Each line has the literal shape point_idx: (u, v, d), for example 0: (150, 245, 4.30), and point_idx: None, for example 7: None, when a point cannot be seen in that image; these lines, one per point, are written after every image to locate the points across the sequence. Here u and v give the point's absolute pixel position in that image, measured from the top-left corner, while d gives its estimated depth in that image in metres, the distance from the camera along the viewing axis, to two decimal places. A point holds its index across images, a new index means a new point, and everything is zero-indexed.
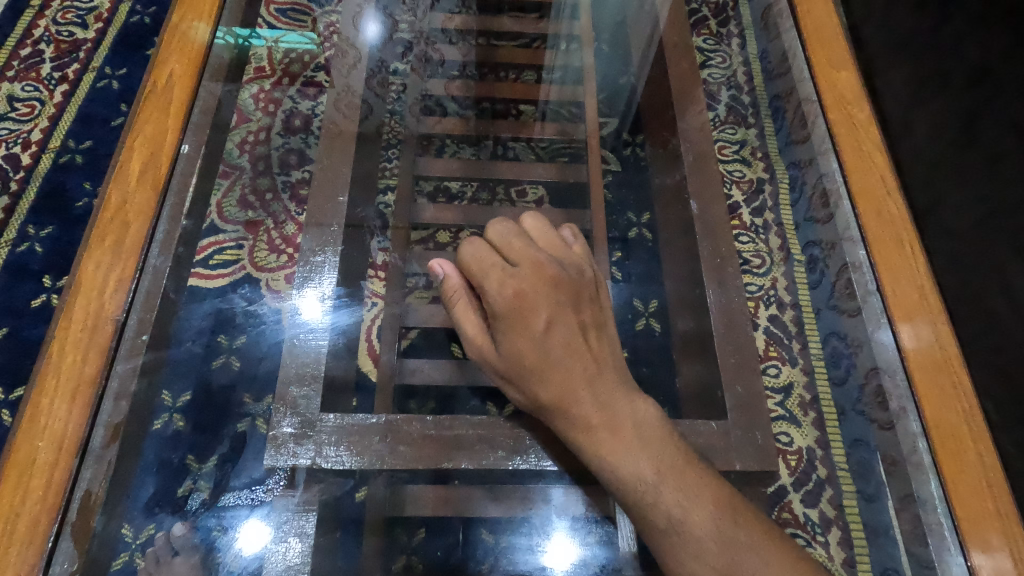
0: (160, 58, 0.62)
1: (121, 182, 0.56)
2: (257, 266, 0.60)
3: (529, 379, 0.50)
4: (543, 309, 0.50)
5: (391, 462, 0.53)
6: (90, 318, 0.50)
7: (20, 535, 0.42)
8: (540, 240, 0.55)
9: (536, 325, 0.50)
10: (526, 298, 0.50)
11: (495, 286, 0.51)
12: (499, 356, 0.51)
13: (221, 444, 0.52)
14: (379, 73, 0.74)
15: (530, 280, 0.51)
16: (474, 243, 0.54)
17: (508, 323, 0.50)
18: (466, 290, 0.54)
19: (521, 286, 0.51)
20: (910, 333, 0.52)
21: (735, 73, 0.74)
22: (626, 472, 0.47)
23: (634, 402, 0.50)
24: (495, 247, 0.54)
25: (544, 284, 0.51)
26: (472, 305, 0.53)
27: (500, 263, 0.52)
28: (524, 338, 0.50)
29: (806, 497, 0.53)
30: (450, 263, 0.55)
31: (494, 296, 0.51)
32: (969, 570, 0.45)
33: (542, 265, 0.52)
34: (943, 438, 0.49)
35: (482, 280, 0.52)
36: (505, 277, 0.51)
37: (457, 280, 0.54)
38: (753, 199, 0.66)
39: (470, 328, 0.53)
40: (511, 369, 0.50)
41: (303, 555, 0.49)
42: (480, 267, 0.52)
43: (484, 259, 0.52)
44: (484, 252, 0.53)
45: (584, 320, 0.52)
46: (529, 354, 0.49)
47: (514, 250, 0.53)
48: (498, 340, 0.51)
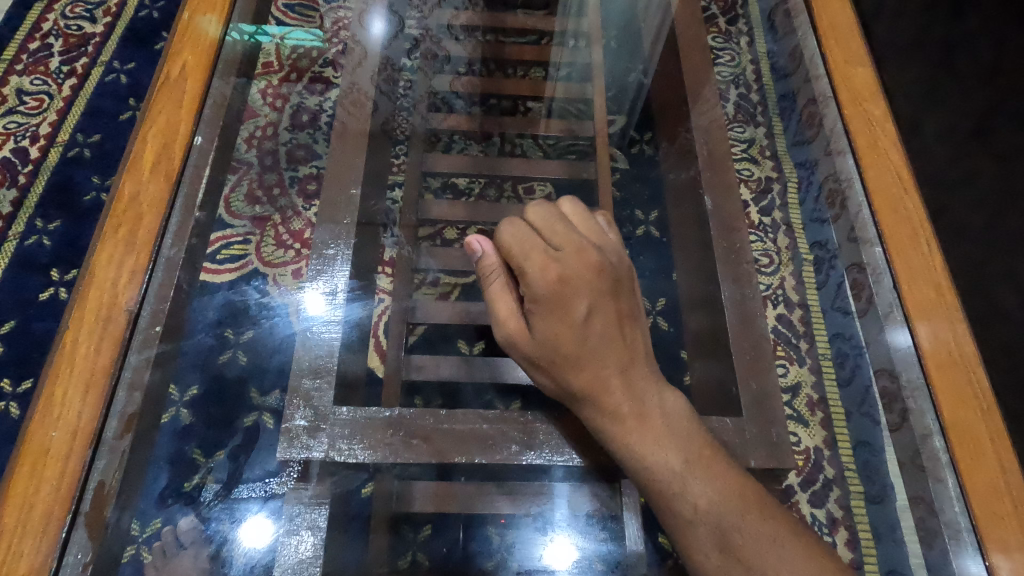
0: (172, 50, 0.63)
1: (134, 172, 0.56)
2: (265, 262, 0.60)
3: (563, 367, 0.49)
4: (585, 296, 0.50)
5: (405, 455, 0.51)
6: (105, 307, 0.50)
7: (34, 526, 0.43)
8: (578, 224, 0.55)
9: (577, 312, 0.49)
10: (568, 283, 0.49)
11: (537, 270, 0.50)
12: (533, 341, 0.50)
13: (234, 437, 0.52)
14: (387, 70, 0.73)
15: (574, 265, 0.50)
16: (514, 225, 0.53)
17: (549, 304, 0.49)
18: (503, 270, 0.53)
19: (564, 271, 0.50)
20: (927, 331, 0.52)
21: (744, 70, 0.73)
22: (653, 462, 0.47)
23: (664, 393, 0.50)
24: (539, 232, 0.53)
25: (585, 271, 0.50)
26: (509, 288, 0.52)
27: (543, 247, 0.51)
28: (562, 323, 0.49)
29: (813, 498, 0.56)
30: (487, 240, 0.55)
31: (535, 278, 0.50)
32: (987, 570, 0.44)
33: (585, 251, 0.51)
34: (960, 438, 0.48)
35: (523, 261, 0.51)
36: (547, 259, 0.50)
37: (494, 259, 0.53)
38: (761, 198, 0.65)
39: (503, 308, 0.52)
40: (545, 354, 0.49)
41: (315, 549, 0.49)
42: (521, 249, 0.51)
43: (525, 241, 0.52)
44: (526, 236, 0.52)
45: (621, 309, 0.51)
46: (566, 341, 0.49)
47: (556, 234, 0.53)
48: (534, 323, 0.50)
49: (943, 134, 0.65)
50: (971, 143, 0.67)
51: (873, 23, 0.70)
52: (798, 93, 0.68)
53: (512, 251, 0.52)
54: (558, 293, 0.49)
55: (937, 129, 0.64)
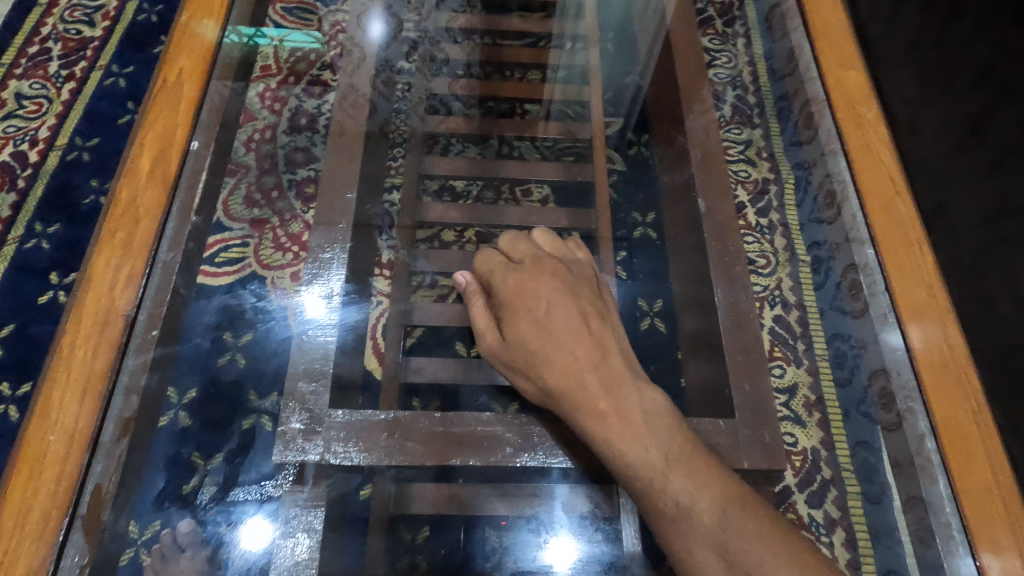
0: (170, 54, 0.63)
1: (131, 177, 0.56)
2: (263, 264, 0.61)
3: (536, 364, 0.51)
4: (544, 296, 0.54)
5: (398, 458, 0.52)
6: (102, 312, 0.50)
7: (32, 529, 0.43)
8: (546, 245, 0.60)
9: (538, 308, 0.53)
10: (527, 287, 0.54)
11: (500, 280, 0.56)
12: (506, 346, 0.53)
13: (230, 441, 0.53)
14: (385, 72, 0.74)
15: (530, 272, 0.55)
16: (486, 252, 0.59)
17: (511, 308, 0.54)
18: (481, 292, 0.57)
19: (522, 278, 0.55)
20: (919, 334, 0.52)
21: (741, 72, 0.73)
22: (634, 458, 0.48)
23: (641, 390, 0.51)
24: (505, 247, 0.59)
25: (545, 275, 0.55)
26: (484, 304, 0.56)
27: (504, 261, 0.57)
28: (527, 322, 0.53)
29: (812, 498, 0.58)
30: (470, 273, 0.60)
31: (500, 288, 0.55)
32: (977, 569, 0.44)
33: (541, 258, 0.57)
34: (952, 438, 0.48)
35: (489, 275, 0.57)
36: (509, 272, 0.56)
37: (474, 285, 0.58)
38: (757, 200, 0.66)
39: (480, 323, 0.55)
40: (517, 356, 0.52)
41: (310, 551, 0.49)
42: (487, 266, 0.58)
43: (491, 259, 0.58)
44: (492, 251, 0.59)
45: (586, 309, 0.54)
46: (533, 339, 0.52)
47: (518, 250, 0.59)
48: (504, 330, 0.53)
49: (940, 135, 0.66)
50: (968, 143, 0.68)
51: (869, 24, 0.70)
52: (794, 96, 0.67)
53: (483, 272, 0.58)
54: (520, 296, 0.54)
55: (934, 130, 0.66)
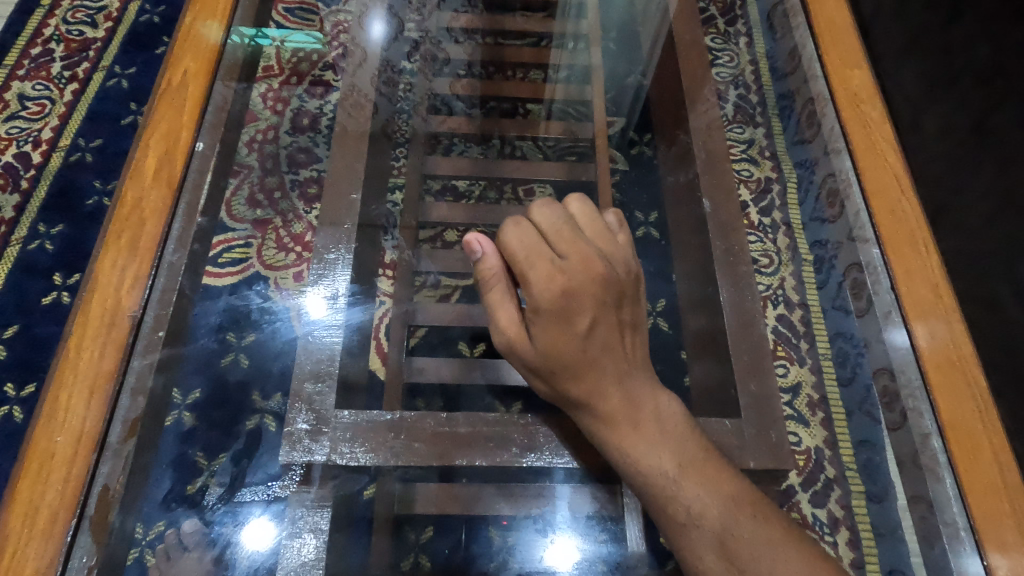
0: (174, 56, 0.63)
1: (137, 178, 0.56)
2: (267, 265, 0.60)
3: (562, 376, 0.49)
4: (589, 310, 0.49)
5: (406, 458, 0.52)
6: (108, 313, 0.50)
7: (39, 530, 0.43)
8: (589, 230, 0.54)
9: (581, 325, 0.49)
10: (573, 295, 0.49)
11: (540, 278, 0.49)
12: (534, 351, 0.50)
13: (236, 442, 0.52)
14: (387, 72, 0.74)
15: (579, 275, 0.50)
16: (520, 227, 0.52)
17: (551, 319, 0.49)
18: (504, 278, 0.52)
19: (570, 282, 0.49)
20: (924, 332, 0.52)
21: (743, 71, 0.76)
22: (647, 466, 0.48)
23: (659, 398, 0.51)
24: (544, 236, 0.52)
25: (590, 282, 0.50)
26: (512, 298, 0.52)
27: (549, 257, 0.50)
28: (566, 335, 0.49)
29: (814, 498, 0.57)
30: (490, 242, 0.53)
31: (538, 287, 0.49)
32: (985, 569, 0.45)
33: (591, 260, 0.51)
34: (958, 437, 0.49)
35: (526, 269, 0.50)
36: (552, 269, 0.50)
37: (495, 263, 0.52)
38: (761, 199, 0.67)
39: (503, 317, 0.51)
40: (545, 364, 0.49)
41: (317, 551, 0.49)
42: (526, 257, 0.50)
43: (532, 249, 0.51)
44: (533, 242, 0.51)
45: (623, 318, 0.52)
46: (570, 351, 0.49)
47: (562, 240, 0.52)
48: (535, 335, 0.49)
49: (941, 134, 0.66)
50: (969, 141, 0.67)
51: (870, 20, 0.71)
52: (798, 94, 0.68)
53: (516, 255, 0.51)
54: (561, 306, 0.49)
55: (936, 130, 0.66)
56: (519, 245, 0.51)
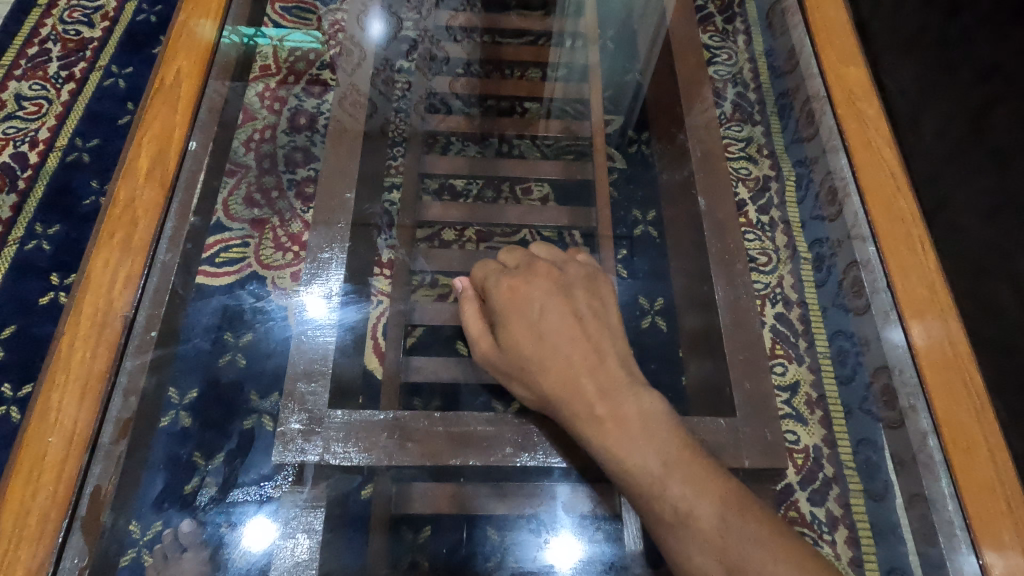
0: (166, 57, 0.62)
1: (130, 177, 0.56)
2: (263, 264, 0.61)
3: (530, 371, 0.52)
4: (535, 299, 0.54)
5: (400, 458, 0.52)
6: (100, 314, 0.50)
7: (30, 533, 0.43)
8: (545, 251, 0.60)
9: (529, 313, 0.53)
10: (519, 293, 0.55)
11: (492, 283, 0.56)
12: (500, 352, 0.53)
13: (229, 441, 0.52)
14: (385, 72, 0.74)
15: (525, 276, 0.56)
16: (486, 263, 0.60)
17: (505, 314, 0.54)
18: (475, 296, 0.58)
19: (515, 282, 0.56)
20: (921, 330, 0.52)
21: (741, 69, 0.73)
22: (632, 464, 0.47)
23: (639, 395, 0.50)
24: (502, 260, 0.60)
25: (537, 278, 0.56)
26: (478, 308, 0.57)
27: (501, 267, 0.58)
28: (519, 326, 0.53)
29: (813, 497, 0.54)
30: (468, 277, 0.60)
31: (492, 292, 0.56)
32: (981, 568, 0.44)
33: (538, 264, 0.57)
34: (955, 436, 0.48)
35: (485, 280, 0.58)
36: (501, 276, 0.57)
37: (469, 290, 0.59)
38: (759, 197, 0.66)
39: (475, 331, 0.56)
40: (512, 362, 0.53)
41: (311, 551, 0.49)
42: (485, 272, 0.59)
43: (488, 266, 0.59)
44: (492, 262, 0.60)
45: (579, 307, 0.54)
46: (525, 342, 0.52)
47: (514, 258, 0.59)
48: (498, 336, 0.54)
49: (938, 131, 0.66)
50: (968, 139, 0.67)
51: (868, 23, 0.70)
52: (797, 93, 0.68)
53: (477, 274, 0.59)
54: (512, 303, 0.54)
55: (935, 127, 0.66)
56: (481, 270, 0.59)
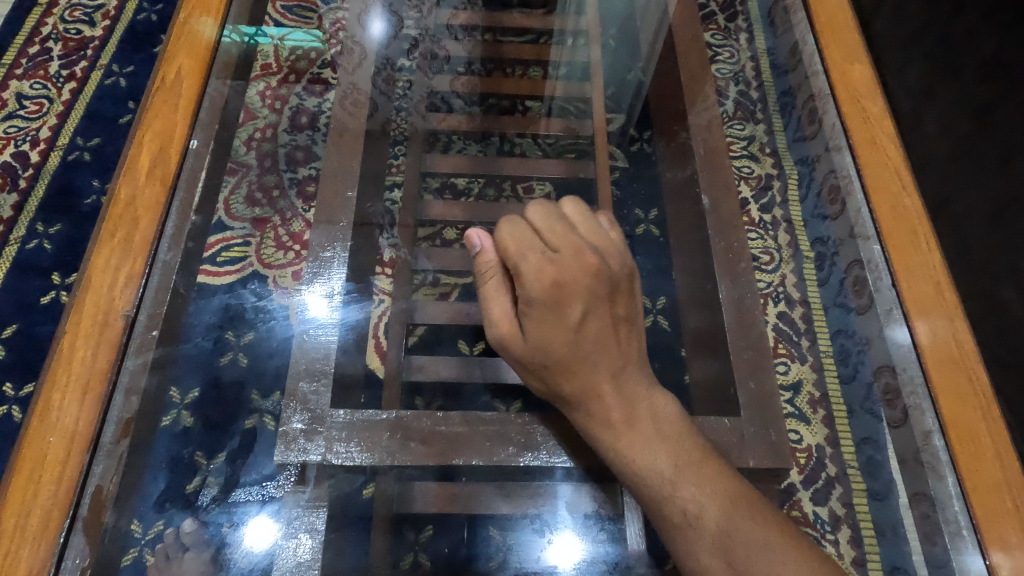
0: (168, 52, 0.63)
1: (131, 176, 0.56)
2: (264, 262, 0.60)
3: (554, 372, 0.50)
4: (580, 302, 0.50)
5: (402, 458, 0.52)
6: (101, 313, 0.50)
7: (32, 533, 0.42)
8: (581, 226, 0.54)
9: (571, 317, 0.49)
10: (564, 287, 0.50)
11: (534, 271, 0.50)
12: (525, 346, 0.50)
13: (232, 440, 0.52)
14: (385, 70, 0.73)
15: (570, 269, 0.50)
16: (514, 223, 0.53)
17: (541, 310, 0.49)
18: (501, 272, 0.52)
19: (561, 275, 0.50)
20: (926, 329, 0.51)
21: (743, 67, 0.73)
22: (642, 465, 0.47)
23: (654, 399, 0.50)
24: (538, 231, 0.53)
25: (582, 275, 0.50)
26: (505, 290, 0.52)
27: (540, 248, 0.51)
28: (555, 327, 0.49)
29: (816, 496, 0.57)
30: (488, 236, 0.54)
31: (531, 280, 0.50)
32: (987, 569, 0.44)
33: (583, 252, 0.51)
34: (960, 436, 0.48)
35: (519, 261, 0.51)
36: (544, 262, 0.51)
37: (491, 257, 0.53)
38: (761, 195, 0.67)
39: (498, 310, 0.51)
40: (538, 361, 0.50)
41: (314, 551, 0.49)
42: (517, 248, 0.52)
43: (526, 242, 0.52)
44: (525, 234, 0.52)
45: (617, 313, 0.51)
46: (560, 347, 0.49)
47: (553, 233, 0.53)
48: (526, 329, 0.50)
49: (942, 128, 0.66)
50: (972, 139, 0.67)
51: (873, 20, 0.69)
52: (798, 90, 0.68)
53: (510, 250, 0.52)
54: (552, 298, 0.49)
55: (938, 125, 0.65)
56: (516, 243, 0.52)
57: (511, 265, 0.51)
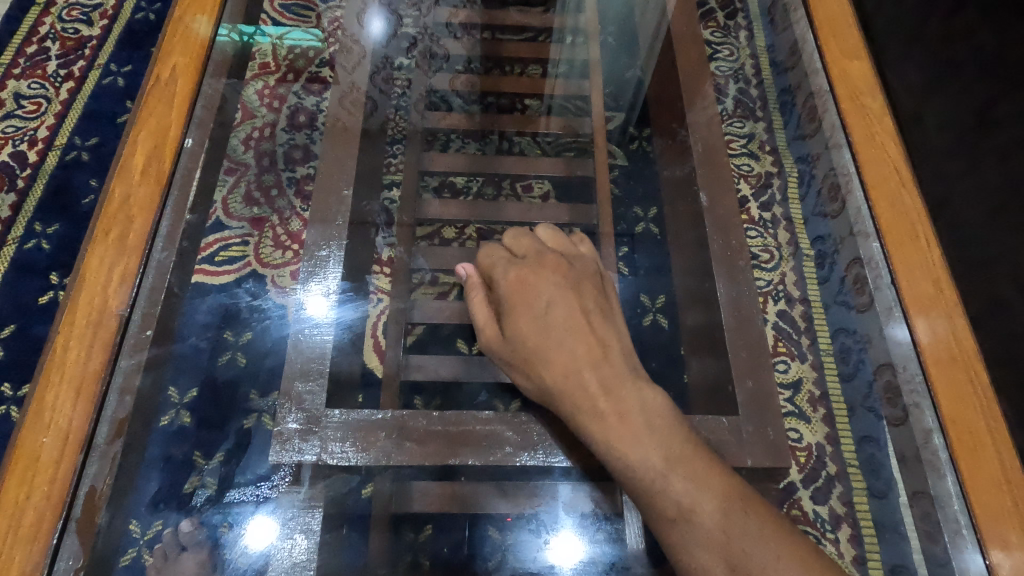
0: (163, 50, 0.62)
1: (125, 177, 0.55)
2: (262, 262, 0.60)
3: (534, 364, 0.51)
4: (544, 292, 0.53)
5: (397, 458, 0.52)
6: (94, 313, 0.50)
7: (25, 533, 0.42)
8: (550, 239, 0.58)
9: (537, 305, 0.52)
10: (528, 283, 0.54)
11: (500, 273, 0.55)
12: (505, 343, 0.52)
13: (227, 440, 0.52)
14: (385, 69, 0.73)
15: (531, 266, 0.55)
16: (492, 245, 0.59)
17: (511, 304, 0.53)
18: (481, 285, 0.57)
19: (524, 273, 0.54)
20: (926, 327, 0.51)
21: (743, 65, 0.73)
22: (635, 460, 0.47)
23: (641, 389, 0.50)
24: (510, 248, 0.58)
25: (546, 271, 0.54)
26: (485, 297, 0.56)
27: (507, 254, 0.57)
28: (526, 318, 0.52)
29: (816, 495, 0.58)
30: (473, 265, 0.59)
31: (499, 280, 0.55)
32: (987, 569, 0.43)
33: (545, 254, 0.56)
34: (961, 435, 0.47)
35: (491, 269, 0.56)
36: (511, 266, 0.56)
37: (475, 278, 0.57)
38: (761, 193, 0.67)
39: (481, 319, 0.55)
40: (517, 354, 0.52)
41: (308, 551, 0.49)
42: (490, 259, 0.57)
43: (495, 253, 0.57)
44: (495, 247, 0.58)
45: (587, 304, 0.53)
46: (532, 336, 0.51)
47: (521, 244, 0.58)
48: (504, 326, 0.53)
49: (942, 124, 0.65)
50: (974, 133, 0.66)
51: (873, 16, 0.69)
52: (798, 89, 0.68)
53: (483, 262, 0.58)
54: (519, 293, 0.53)
55: (937, 121, 0.65)
56: (488, 257, 0.57)
57: (485, 273, 0.57)
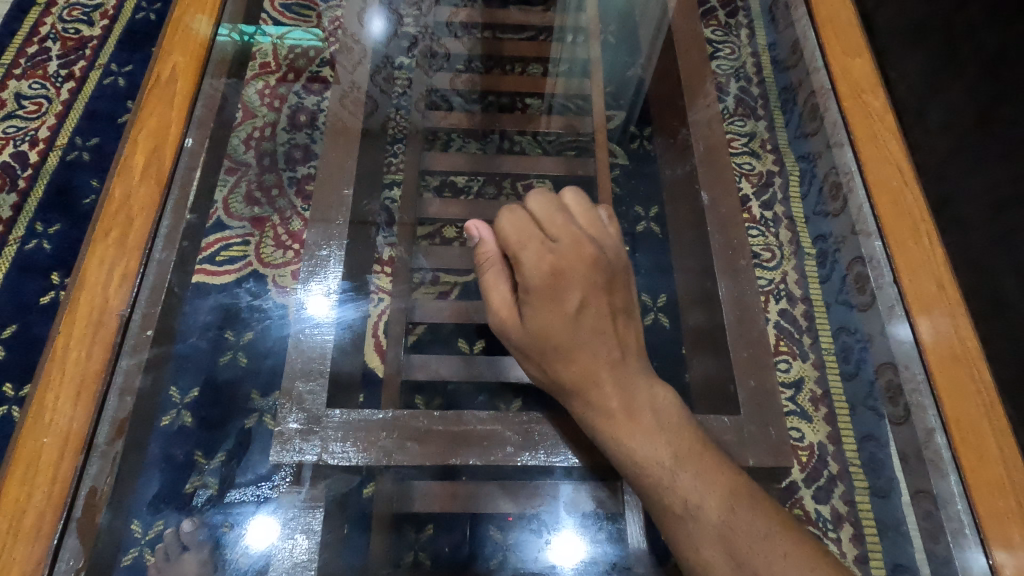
0: (162, 51, 0.62)
1: (125, 175, 0.55)
2: (263, 262, 0.61)
3: (553, 359, 0.49)
4: (578, 289, 0.49)
5: (398, 458, 0.51)
6: (95, 313, 0.50)
7: (26, 533, 0.42)
8: (579, 216, 0.54)
9: (569, 305, 0.48)
10: (562, 275, 0.49)
11: (531, 259, 0.49)
12: (523, 331, 0.50)
13: (227, 440, 0.53)
14: (385, 69, 0.73)
15: (568, 256, 0.50)
16: (514, 213, 0.52)
17: (540, 296, 0.49)
18: (500, 260, 0.52)
19: (559, 263, 0.49)
20: (928, 327, 0.51)
21: (744, 63, 0.73)
22: (642, 455, 0.47)
23: (653, 388, 0.50)
24: (538, 220, 0.52)
25: (580, 262, 0.49)
26: (506, 278, 0.52)
27: (540, 237, 0.50)
28: (553, 313, 0.49)
29: (817, 494, 0.56)
30: (487, 227, 0.54)
31: (528, 268, 0.49)
32: (989, 568, 0.43)
33: (582, 243, 0.51)
34: (963, 434, 0.47)
35: (520, 251, 0.50)
36: (541, 250, 0.50)
37: (491, 248, 0.53)
38: (762, 193, 0.67)
39: (496, 298, 0.51)
40: (534, 345, 0.49)
41: (309, 551, 0.48)
42: (518, 239, 0.51)
43: (523, 231, 0.51)
44: (524, 225, 0.51)
45: (615, 302, 0.51)
46: (556, 331, 0.48)
47: (553, 224, 0.51)
48: (524, 314, 0.50)
49: (947, 121, 0.65)
50: (975, 132, 0.66)
51: (874, 16, 0.69)
52: (800, 87, 0.67)
53: (510, 240, 0.51)
54: (551, 284, 0.49)
55: (942, 117, 0.65)
56: (516, 236, 0.51)
57: (511, 254, 0.51)
